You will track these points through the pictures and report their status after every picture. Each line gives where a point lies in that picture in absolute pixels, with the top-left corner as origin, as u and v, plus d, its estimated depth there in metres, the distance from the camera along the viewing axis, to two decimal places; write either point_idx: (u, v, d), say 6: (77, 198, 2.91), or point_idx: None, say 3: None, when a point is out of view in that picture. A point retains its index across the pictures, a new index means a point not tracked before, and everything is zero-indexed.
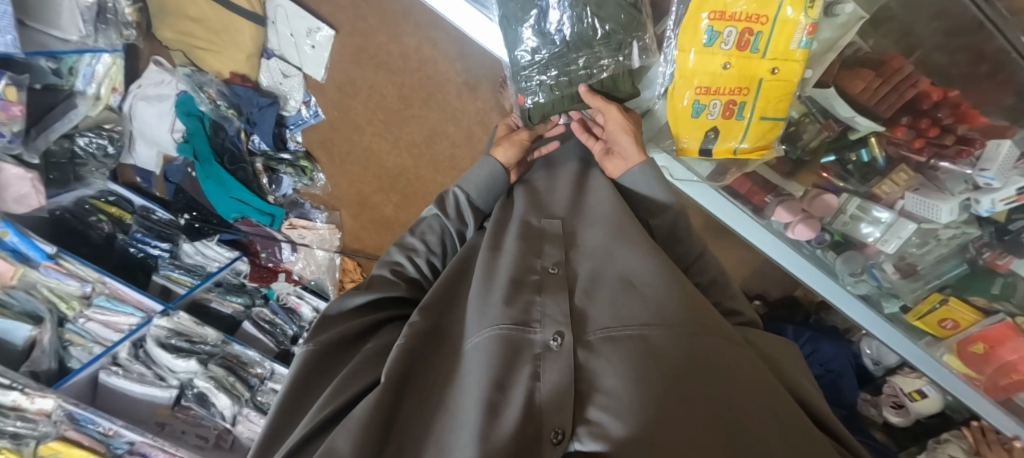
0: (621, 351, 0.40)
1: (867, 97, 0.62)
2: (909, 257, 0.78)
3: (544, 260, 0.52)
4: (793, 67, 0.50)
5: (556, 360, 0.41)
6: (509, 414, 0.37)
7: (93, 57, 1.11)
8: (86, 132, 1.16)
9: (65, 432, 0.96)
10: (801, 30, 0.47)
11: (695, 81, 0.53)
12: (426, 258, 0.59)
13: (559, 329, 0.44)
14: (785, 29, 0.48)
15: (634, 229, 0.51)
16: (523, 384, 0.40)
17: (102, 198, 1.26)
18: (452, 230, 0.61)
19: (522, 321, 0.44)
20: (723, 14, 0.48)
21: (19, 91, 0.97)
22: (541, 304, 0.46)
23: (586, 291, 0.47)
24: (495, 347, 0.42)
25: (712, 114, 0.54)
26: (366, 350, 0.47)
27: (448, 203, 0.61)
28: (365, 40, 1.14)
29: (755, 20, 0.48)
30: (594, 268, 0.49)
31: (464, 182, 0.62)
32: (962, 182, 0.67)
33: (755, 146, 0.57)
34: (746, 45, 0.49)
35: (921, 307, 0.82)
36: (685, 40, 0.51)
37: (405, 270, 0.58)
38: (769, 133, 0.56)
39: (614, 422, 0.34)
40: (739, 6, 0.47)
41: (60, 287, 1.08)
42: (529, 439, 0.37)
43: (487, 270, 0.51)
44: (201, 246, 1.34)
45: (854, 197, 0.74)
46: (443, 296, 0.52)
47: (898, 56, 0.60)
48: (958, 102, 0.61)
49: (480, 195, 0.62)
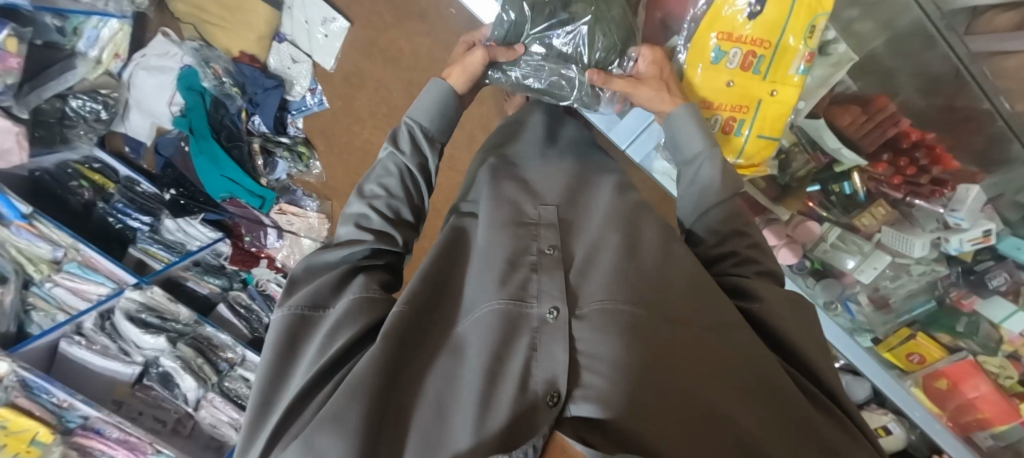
0: (612, 323, 0.39)
1: (853, 131, 0.67)
2: (882, 290, 0.81)
3: (541, 243, 0.50)
4: (790, 92, 0.54)
5: (552, 332, 0.41)
6: (507, 383, 0.37)
7: (100, 20, 1.10)
8: (81, 95, 1.15)
9: (14, 400, 0.88)
10: (800, 57, 0.52)
11: (699, 96, 0.55)
12: (386, 202, 0.53)
13: (555, 304, 0.43)
14: (785, 55, 0.52)
15: (625, 222, 0.52)
16: (519, 353, 0.40)
17: (86, 165, 1.23)
18: (412, 166, 0.55)
19: (517, 296, 0.44)
20: (729, 36, 0.51)
21: (20, 44, 0.94)
22: (537, 281, 0.46)
23: (580, 270, 0.47)
24: (491, 323, 0.42)
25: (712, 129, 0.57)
26: (348, 300, 0.45)
27: (400, 136, 0.56)
28: (378, 35, 1.17)
29: (759, 44, 0.51)
30: (588, 249, 0.49)
31: (414, 113, 0.57)
32: (934, 222, 0.72)
33: (749, 164, 0.59)
34: (748, 67, 0.53)
35: (891, 341, 0.85)
36: (693, 56, 0.54)
37: (371, 222, 0.52)
38: (764, 151, 0.58)
39: (608, 388, 0.34)
40: (746, 30, 0.51)
41: (29, 249, 1.04)
42: (527, 404, 0.36)
43: (486, 246, 0.50)
44: (183, 223, 1.31)
45: (835, 226, 0.77)
46: (439, 263, 0.50)
47: (880, 96, 0.67)
48: (932, 144, 0.66)
49: (432, 121, 0.57)
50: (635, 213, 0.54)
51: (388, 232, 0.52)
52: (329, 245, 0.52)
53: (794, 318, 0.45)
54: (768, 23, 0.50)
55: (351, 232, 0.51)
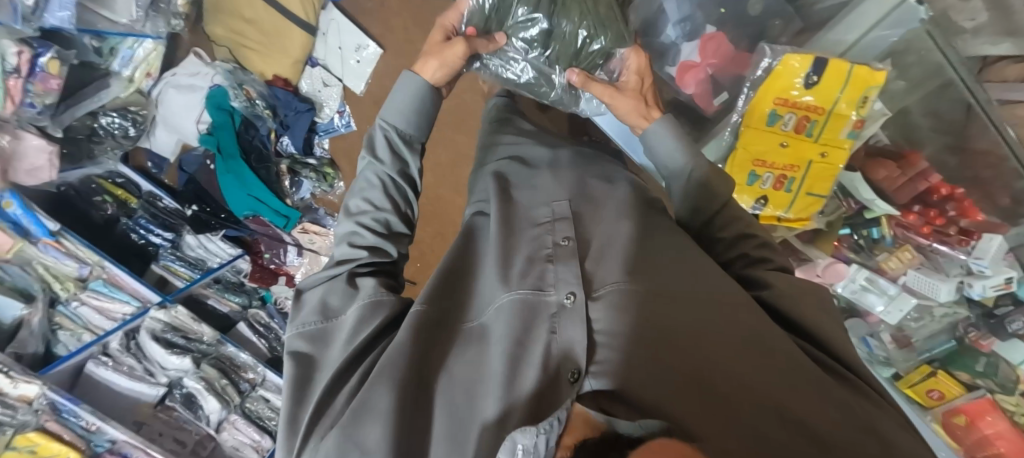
0: (624, 304, 0.42)
1: (888, 184, 0.74)
2: (906, 329, 0.86)
3: (556, 235, 0.52)
4: (837, 154, 0.62)
5: (571, 315, 0.43)
6: (529, 367, 0.40)
7: (136, 41, 1.10)
8: (111, 113, 1.15)
9: (44, 423, 0.88)
10: (848, 124, 0.60)
11: (756, 155, 0.63)
12: (372, 216, 0.55)
13: (571, 289, 0.45)
14: (835, 121, 0.60)
15: (636, 215, 0.54)
16: (539, 333, 0.42)
17: (109, 179, 1.23)
18: (393, 174, 0.57)
19: (536, 286, 0.46)
20: (786, 102, 0.60)
21: (61, 66, 0.94)
22: (554, 271, 0.47)
23: (596, 257, 0.49)
24: (511, 310, 0.44)
25: (765, 184, 0.64)
26: (355, 309, 0.46)
27: (378, 141, 0.59)
28: (409, 62, 1.21)
29: (812, 111, 0.59)
30: (603, 238, 0.51)
31: (387, 115, 0.60)
32: (957, 267, 0.74)
33: (797, 217, 0.66)
34: (802, 130, 0.61)
35: (912, 376, 0.87)
36: (752, 116, 0.61)
37: (361, 238, 0.53)
38: (811, 207, 0.66)
39: (621, 363, 0.38)
40: (802, 98, 0.59)
41: (56, 267, 1.04)
42: (549, 383, 0.39)
43: (504, 241, 0.52)
44: (204, 240, 1.31)
45: (863, 268, 0.80)
46: (458, 257, 0.54)
47: (913, 152, 0.73)
48: (963, 199, 0.71)
49: (404, 122, 0.59)
50: (645, 208, 0.57)
51: (382, 246, 0.53)
52: (327, 265, 0.53)
53: (803, 299, 0.48)
54: (822, 93, 0.59)
55: (347, 251, 0.52)
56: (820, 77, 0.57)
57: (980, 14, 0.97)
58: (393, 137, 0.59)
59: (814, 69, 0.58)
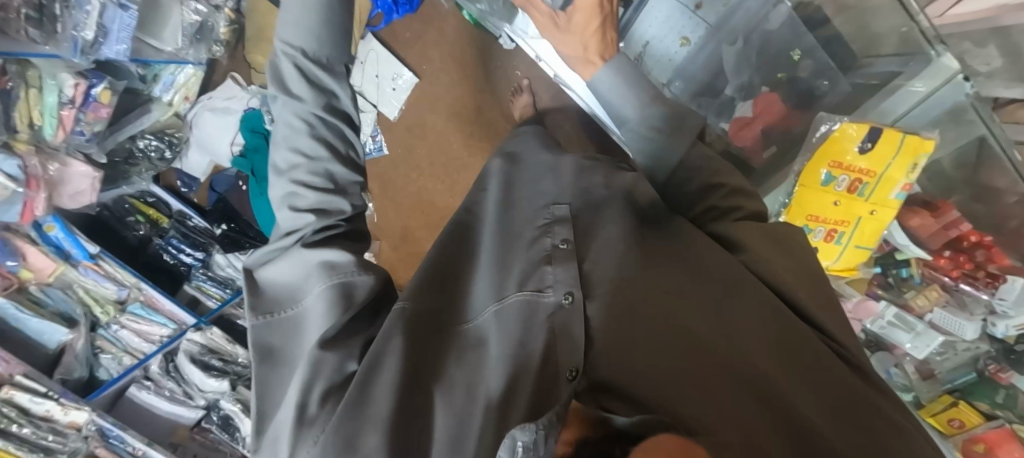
0: (617, 306, 0.43)
1: (923, 231, 0.81)
2: (930, 363, 0.91)
3: (554, 237, 0.52)
4: (888, 211, 0.74)
5: (569, 316, 0.43)
6: (529, 366, 0.40)
7: (177, 67, 1.12)
8: (148, 135, 1.18)
9: (93, 449, 0.92)
10: (899, 187, 0.73)
11: (813, 211, 0.76)
12: (308, 168, 0.46)
13: (569, 289, 0.45)
14: (886, 185, 0.73)
15: (634, 225, 0.55)
16: (544, 335, 0.42)
17: (141, 199, 1.26)
18: (318, 111, 0.46)
19: (535, 289, 0.46)
20: (839, 165, 0.74)
21: (113, 95, 0.95)
22: (552, 273, 0.47)
23: (593, 260, 0.49)
24: (513, 314, 0.45)
25: (818, 237, 0.78)
26: (318, 290, 0.43)
27: (286, 67, 0.46)
28: (445, 91, 1.25)
29: (864, 174, 0.73)
30: (602, 244, 0.51)
31: (287, 35, 0.46)
32: (981, 306, 0.79)
33: (844, 266, 0.81)
34: (855, 190, 0.74)
35: (934, 405, 0.90)
36: (806, 180, 0.76)
37: (301, 198, 0.46)
38: (858, 258, 0.80)
39: (616, 359, 0.38)
40: (855, 164, 0.73)
41: (96, 290, 1.05)
42: (549, 381, 0.39)
43: (501, 260, 0.54)
44: (234, 259, 1.30)
45: (892, 305, 0.84)
46: (446, 268, 0.56)
47: (948, 205, 0.80)
48: (990, 246, 0.79)
49: (313, 44, 0.46)
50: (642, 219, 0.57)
51: (331, 204, 0.46)
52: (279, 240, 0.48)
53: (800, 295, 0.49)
54: (874, 161, 0.72)
55: (294, 220, 0.45)
56: (874, 145, 0.71)
57: (994, 59, 1.00)
58: (294, 54, 0.46)
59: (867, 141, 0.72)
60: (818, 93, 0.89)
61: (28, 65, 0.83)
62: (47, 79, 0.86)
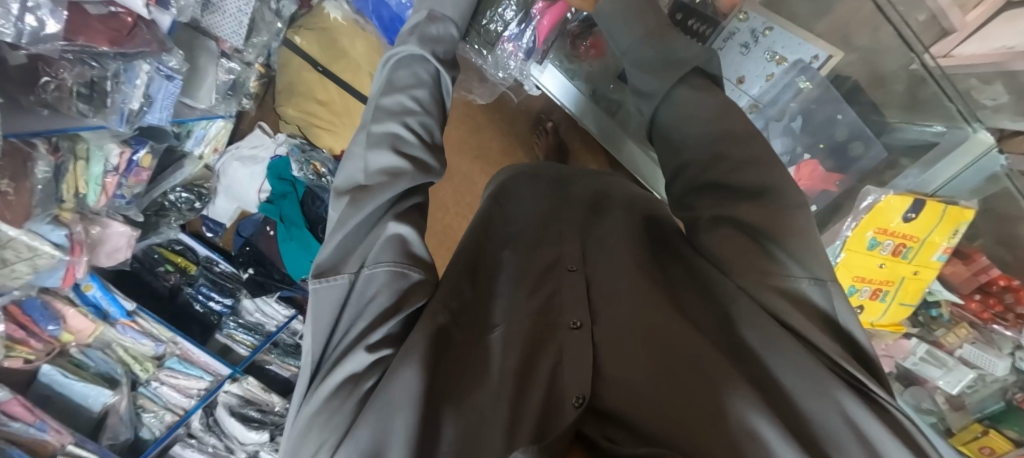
0: (617, 335, 0.47)
1: (956, 278, 0.95)
2: (961, 395, 0.95)
3: (565, 263, 0.59)
4: (928, 272, 0.92)
5: (575, 341, 0.48)
6: (537, 384, 0.42)
7: (209, 122, 1.13)
8: (178, 188, 1.19)
9: None
10: (941, 250, 0.91)
11: (857, 272, 0.91)
12: (418, 119, 0.49)
13: (579, 317, 0.50)
14: (929, 249, 0.90)
15: (629, 240, 0.59)
16: (548, 356, 0.46)
17: (169, 247, 1.26)
18: (443, 74, 0.54)
19: (543, 313, 0.51)
20: (884, 230, 0.88)
21: (152, 158, 0.99)
22: (560, 296, 0.54)
23: (600, 286, 0.55)
24: (521, 332, 0.47)
25: (863, 294, 0.92)
26: (380, 270, 0.39)
27: (426, 33, 0.56)
28: (469, 134, 1.29)
29: (908, 239, 0.89)
30: (605, 268, 0.57)
31: (438, 11, 0.59)
32: (1010, 343, 0.89)
33: (890, 322, 0.96)
34: (898, 253, 0.90)
35: (964, 434, 0.94)
36: (853, 245, 0.89)
37: (406, 140, 0.47)
38: (899, 315, 0.96)
39: (614, 391, 0.42)
40: (898, 228, 0.87)
41: (134, 347, 1.07)
42: (554, 403, 0.41)
43: (521, 269, 0.58)
44: (261, 303, 1.32)
45: (922, 342, 0.98)
46: (472, 272, 0.55)
47: (977, 252, 0.93)
48: (1018, 289, 0.87)
49: (454, 22, 0.60)
50: (652, 242, 0.60)
51: (426, 161, 0.46)
52: (356, 190, 0.42)
53: (803, 301, 0.43)
54: (919, 227, 0.88)
55: (388, 159, 0.44)
56: (917, 216, 0.86)
57: (1001, 94, 0.86)
58: (441, 33, 0.58)
59: (911, 211, 0.87)
60: (852, 156, 0.96)
61: (77, 139, 0.84)
62: (94, 150, 0.87)
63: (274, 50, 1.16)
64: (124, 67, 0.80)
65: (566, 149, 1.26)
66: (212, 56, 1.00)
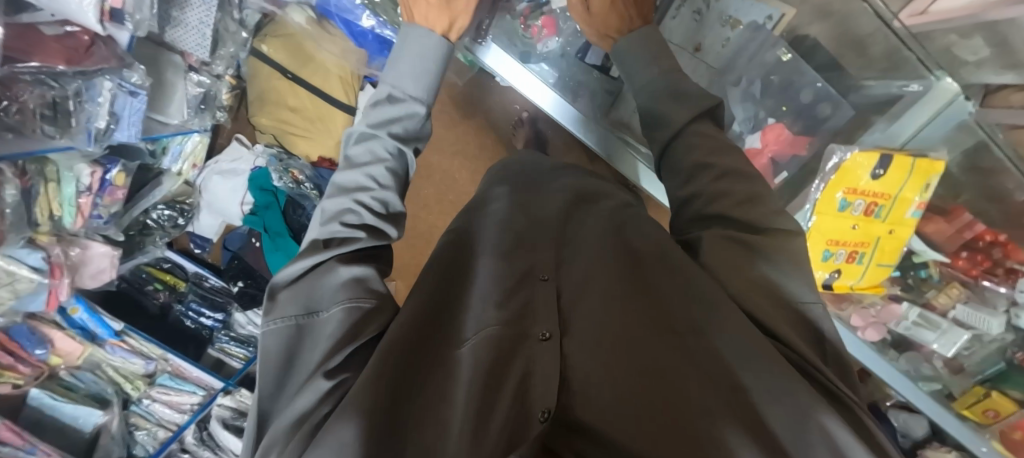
0: (588, 344, 0.46)
1: (939, 235, 0.91)
2: (958, 357, 0.95)
3: (537, 270, 0.56)
4: (902, 229, 0.86)
5: (544, 353, 0.46)
6: (502, 398, 0.41)
7: (185, 137, 1.13)
8: (160, 205, 1.18)
9: None
10: (913, 206, 0.85)
11: (828, 237, 0.84)
12: (372, 194, 0.50)
13: (548, 327, 0.48)
14: (901, 205, 0.84)
15: (607, 248, 0.57)
16: (516, 369, 0.44)
17: (157, 265, 1.27)
18: (403, 148, 0.53)
19: (512, 322, 0.48)
20: (853, 190, 0.81)
21: (126, 176, 0.98)
22: (532, 306, 0.51)
23: (573, 294, 0.53)
24: (489, 344, 0.45)
25: (837, 259, 0.87)
26: (334, 311, 0.40)
27: (383, 106, 0.55)
28: (445, 130, 1.28)
29: (878, 197, 0.83)
30: (579, 275, 0.55)
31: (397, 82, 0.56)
32: (1003, 299, 0.87)
33: (869, 283, 0.91)
34: (871, 212, 0.84)
35: (968, 397, 0.98)
36: (823, 208, 0.82)
37: (359, 215, 0.48)
38: (879, 276, 0.90)
39: (585, 405, 0.42)
40: (868, 188, 0.81)
41: (125, 367, 1.07)
42: (520, 418, 0.41)
43: (490, 273, 0.55)
44: (253, 316, 1.31)
45: (914, 305, 0.94)
46: (446, 275, 0.53)
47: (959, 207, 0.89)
48: (1006, 243, 0.86)
49: (416, 90, 0.56)
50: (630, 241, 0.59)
51: (381, 229, 0.49)
52: (312, 248, 0.45)
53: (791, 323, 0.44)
54: (887, 184, 0.82)
55: (341, 229, 0.46)
56: (886, 172, 0.80)
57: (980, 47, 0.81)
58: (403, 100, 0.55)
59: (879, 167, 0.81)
60: (821, 115, 0.92)
61: (46, 162, 0.84)
62: (65, 172, 0.87)
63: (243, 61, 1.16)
64: (85, 85, 0.80)
65: (545, 139, 1.25)
66: (179, 71, 0.99)
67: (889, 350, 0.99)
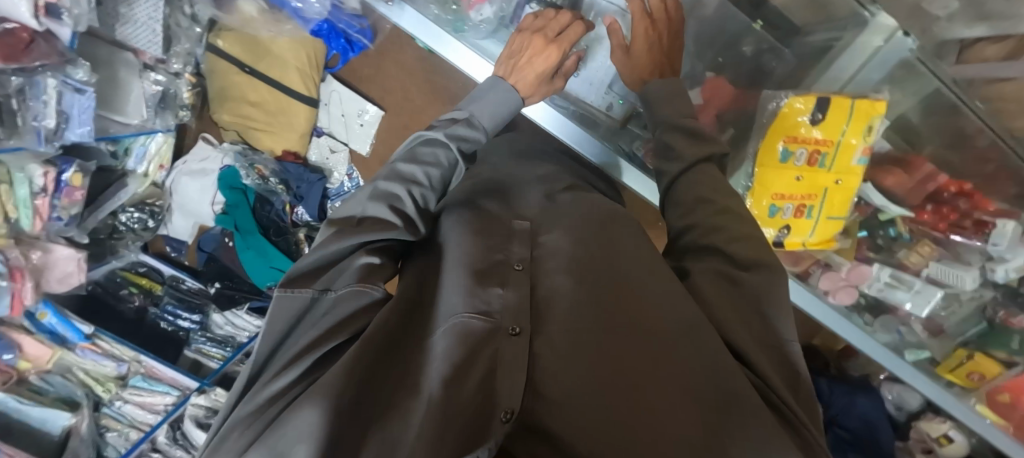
0: (567, 340, 0.38)
1: (897, 187, 0.77)
2: (938, 319, 0.92)
3: (510, 254, 0.47)
4: (853, 179, 0.70)
5: (512, 349, 0.38)
6: (458, 397, 0.34)
7: (148, 137, 1.15)
8: (129, 208, 1.19)
9: None
10: (859, 151, 0.68)
11: (772, 191, 0.71)
12: (420, 192, 0.47)
13: (519, 318, 0.40)
14: (847, 151, 0.68)
15: (600, 232, 0.50)
16: (480, 363, 0.37)
17: (132, 270, 1.26)
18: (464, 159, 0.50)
19: (483, 309, 0.41)
20: (794, 139, 0.68)
21: (84, 177, 0.97)
22: (504, 294, 0.42)
23: (555, 278, 0.44)
24: (454, 338, 0.38)
25: (785, 215, 0.73)
26: (346, 291, 0.40)
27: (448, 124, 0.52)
28: None
29: (822, 144, 0.68)
30: (564, 257, 0.46)
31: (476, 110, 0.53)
32: (977, 253, 0.82)
33: (821, 240, 0.77)
34: (815, 162, 0.69)
35: (950, 361, 0.96)
36: (764, 159, 0.70)
37: (404, 206, 0.46)
38: (833, 231, 0.75)
39: (553, 409, 0.35)
40: (811, 134, 0.67)
41: (95, 369, 1.08)
42: (478, 419, 0.34)
43: (457, 251, 0.47)
44: (231, 316, 1.29)
45: (886, 266, 0.86)
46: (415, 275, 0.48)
47: (918, 155, 0.76)
48: (972, 192, 0.78)
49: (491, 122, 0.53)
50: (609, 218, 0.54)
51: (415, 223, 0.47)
52: (347, 225, 0.44)
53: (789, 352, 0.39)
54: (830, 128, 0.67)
55: (383, 211, 0.44)
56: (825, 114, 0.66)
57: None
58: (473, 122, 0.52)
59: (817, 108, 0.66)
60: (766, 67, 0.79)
61: None
62: (16, 173, 0.87)
63: (200, 57, 1.15)
64: (28, 82, 0.79)
65: None
66: (133, 69, 1.00)
67: (864, 314, 0.95)
